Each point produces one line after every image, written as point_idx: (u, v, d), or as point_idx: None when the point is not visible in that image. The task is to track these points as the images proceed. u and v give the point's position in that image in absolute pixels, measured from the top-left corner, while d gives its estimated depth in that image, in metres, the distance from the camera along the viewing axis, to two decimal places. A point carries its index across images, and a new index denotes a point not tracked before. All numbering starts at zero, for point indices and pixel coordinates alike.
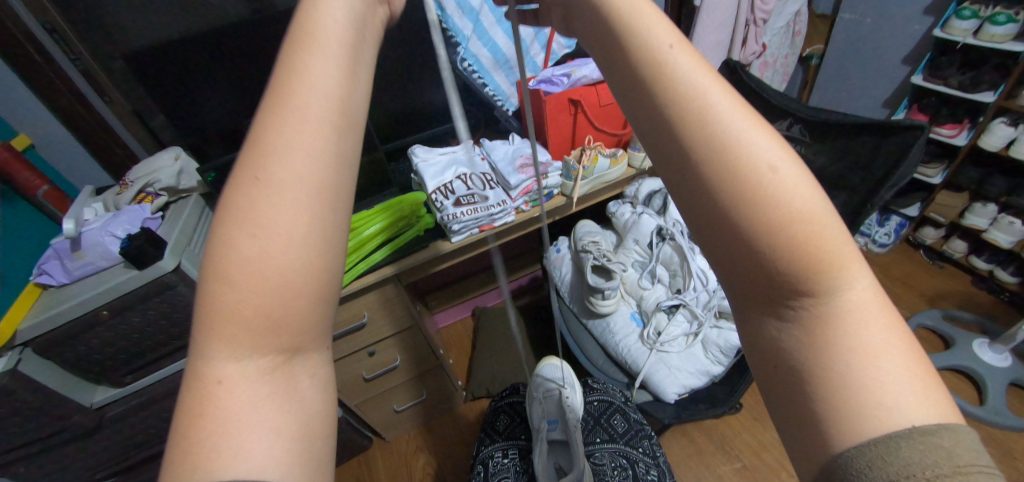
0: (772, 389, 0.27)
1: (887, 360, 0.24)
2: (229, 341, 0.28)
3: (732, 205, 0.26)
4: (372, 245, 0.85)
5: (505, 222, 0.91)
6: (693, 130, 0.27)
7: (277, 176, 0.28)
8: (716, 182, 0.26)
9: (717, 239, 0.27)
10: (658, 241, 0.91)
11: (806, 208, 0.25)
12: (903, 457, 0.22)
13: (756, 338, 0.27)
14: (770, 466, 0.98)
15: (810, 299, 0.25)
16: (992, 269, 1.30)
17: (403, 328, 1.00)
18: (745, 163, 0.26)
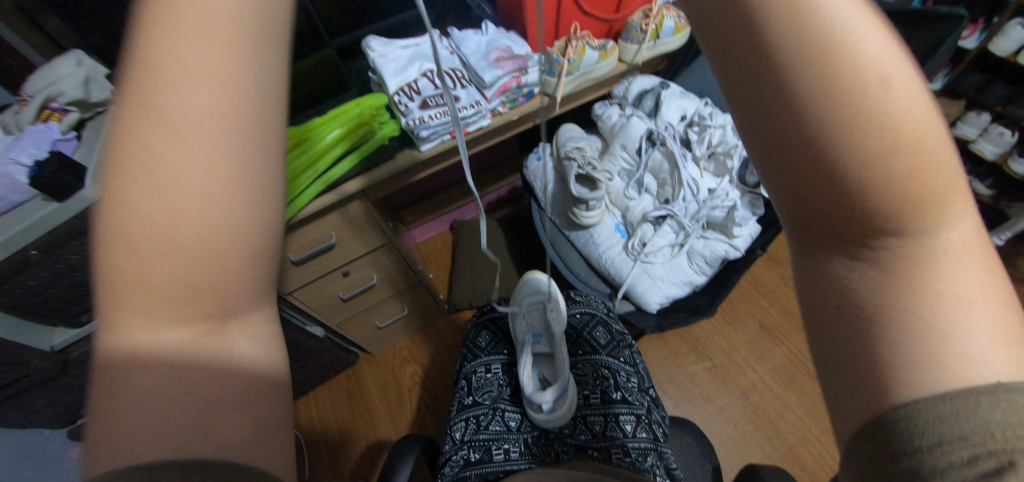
0: (831, 333, 0.24)
1: (981, 310, 0.22)
2: (137, 309, 0.22)
3: (824, 121, 0.22)
4: (330, 157, 0.74)
5: (480, 127, 0.80)
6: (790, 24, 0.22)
7: (178, 88, 0.22)
8: (810, 94, 0.22)
9: (792, 160, 0.23)
10: (647, 147, 0.85)
11: (912, 129, 0.21)
12: (980, 414, 0.20)
13: (820, 276, 0.25)
14: (737, 363, 1.05)
15: (897, 239, 0.22)
16: (969, 182, 1.25)
17: (377, 246, 0.94)
18: (857, 78, 0.21)
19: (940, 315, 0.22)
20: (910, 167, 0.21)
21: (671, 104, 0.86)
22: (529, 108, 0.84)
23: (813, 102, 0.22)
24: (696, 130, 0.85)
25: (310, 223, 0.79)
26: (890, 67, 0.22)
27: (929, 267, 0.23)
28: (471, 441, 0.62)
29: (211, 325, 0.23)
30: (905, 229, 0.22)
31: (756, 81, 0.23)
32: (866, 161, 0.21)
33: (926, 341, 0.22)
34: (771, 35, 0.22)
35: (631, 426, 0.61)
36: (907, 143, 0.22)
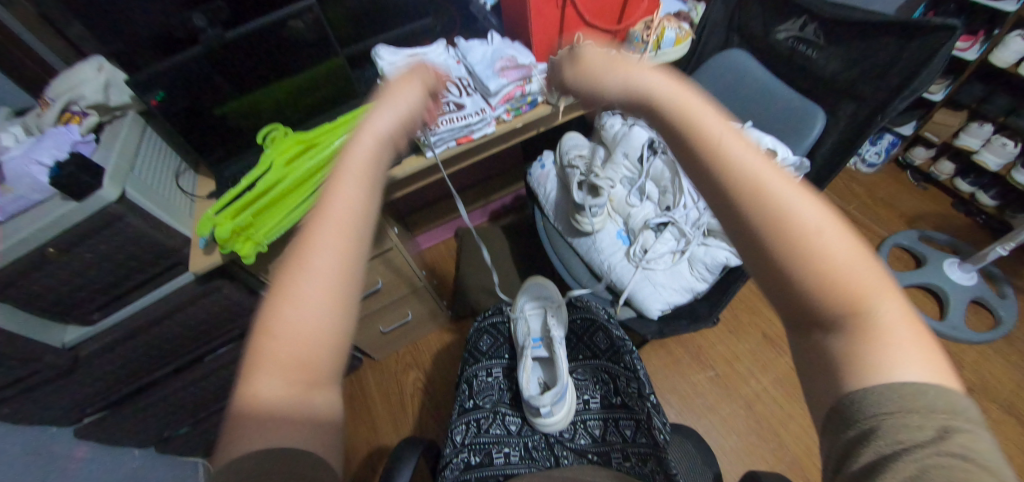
0: (805, 371, 0.32)
1: (904, 346, 0.28)
2: (275, 379, 0.33)
3: (783, 249, 0.30)
4: (336, 162, 0.76)
5: (484, 134, 0.81)
6: (782, 204, 0.30)
7: (320, 264, 0.35)
8: (761, 225, 0.31)
9: (759, 267, 0.32)
10: (649, 155, 0.86)
11: (846, 258, 0.29)
12: (925, 400, 0.26)
13: (797, 337, 0.32)
14: (742, 374, 1.04)
15: (836, 331, 0.29)
16: (973, 192, 1.25)
17: (382, 251, 0.95)
18: (790, 222, 0.30)
19: (860, 350, 0.28)
20: (759, 216, 0.30)
21: None
22: (532, 116, 0.85)
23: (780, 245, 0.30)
24: None
25: None
26: (820, 223, 0.30)
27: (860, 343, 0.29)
28: (472, 444, 0.62)
29: (313, 390, 0.33)
30: (838, 286, 0.29)
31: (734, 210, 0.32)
32: (816, 280, 0.29)
33: (854, 375, 0.28)
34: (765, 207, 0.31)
35: (631, 431, 0.62)
36: (836, 264, 0.29)
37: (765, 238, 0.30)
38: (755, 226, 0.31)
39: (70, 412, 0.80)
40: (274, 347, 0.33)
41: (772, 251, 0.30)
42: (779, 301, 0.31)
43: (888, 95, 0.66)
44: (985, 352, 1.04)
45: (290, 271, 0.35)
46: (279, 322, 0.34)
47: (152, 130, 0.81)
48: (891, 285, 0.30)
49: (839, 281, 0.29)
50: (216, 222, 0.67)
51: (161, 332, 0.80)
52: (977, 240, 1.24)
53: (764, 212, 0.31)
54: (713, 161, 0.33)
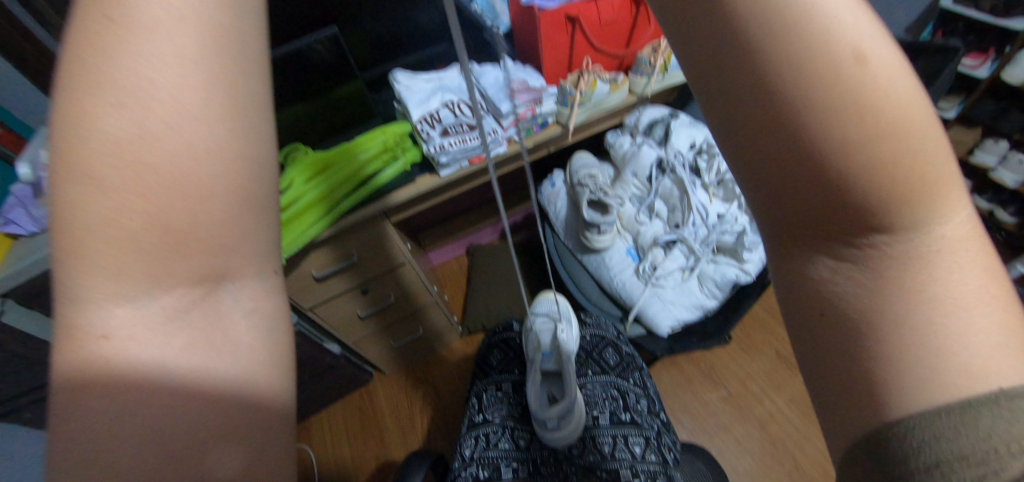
0: (820, 351, 0.24)
1: (960, 274, 0.22)
2: (106, 254, 0.21)
3: (796, 85, 0.21)
4: (356, 180, 0.80)
5: (497, 153, 0.85)
6: (795, 28, 0.21)
7: (143, 13, 0.22)
8: (773, 47, 0.21)
9: (761, 125, 0.22)
10: (658, 174, 0.88)
11: (895, 92, 0.21)
12: (983, 428, 0.19)
13: (798, 280, 0.25)
14: (756, 393, 1.03)
15: (881, 235, 0.22)
16: (992, 209, 1.23)
17: (396, 266, 0.98)
18: (813, 21, 0.21)
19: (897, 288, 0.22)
20: (773, 51, 0.21)
21: (681, 133, 0.88)
22: (542, 137, 0.88)
23: (801, 70, 0.21)
24: (705, 158, 0.86)
25: (334, 244, 0.84)
26: (848, 16, 0.21)
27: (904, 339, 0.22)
28: (480, 458, 0.62)
29: (200, 283, 0.23)
30: (877, 136, 0.20)
31: (729, 46, 0.22)
32: (840, 120, 0.20)
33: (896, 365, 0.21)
34: (746, 24, 0.21)
35: (639, 448, 0.61)
36: (878, 97, 0.20)
37: (766, 58, 0.21)
38: (756, 34, 0.21)
39: None
40: (104, 196, 0.21)
41: (800, 78, 0.21)
42: (796, 170, 0.22)
43: None
44: None
45: (93, 50, 0.21)
46: (95, 152, 0.21)
47: None
48: (950, 179, 0.22)
49: (877, 123, 0.20)
50: None
51: None
52: (999, 258, 1.21)
53: (774, 13, 0.21)
54: None
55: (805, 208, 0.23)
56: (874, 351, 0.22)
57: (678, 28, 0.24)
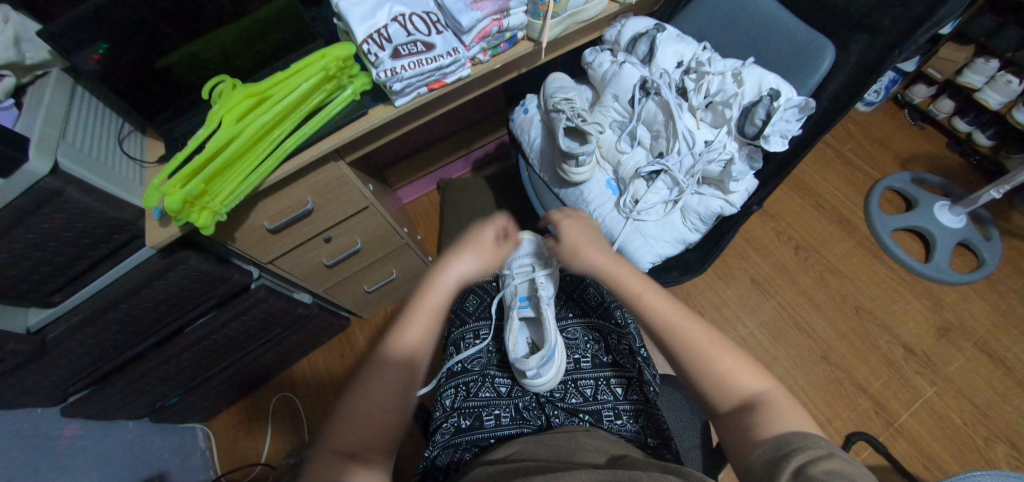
0: (732, 441, 0.42)
1: (788, 413, 0.41)
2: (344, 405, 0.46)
3: (691, 357, 0.47)
4: (298, 115, 0.69)
5: (459, 77, 0.74)
6: (682, 346, 0.48)
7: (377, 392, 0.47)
8: (680, 353, 0.48)
9: (684, 361, 0.48)
10: (641, 96, 0.78)
11: (742, 383, 0.44)
12: (802, 439, 0.35)
13: (725, 429, 0.43)
14: (728, 318, 1.08)
15: (740, 405, 0.43)
16: (970, 132, 1.20)
17: (358, 210, 0.89)
18: (695, 342, 0.48)
19: (753, 409, 0.42)
20: (677, 339, 0.49)
21: (668, 48, 0.78)
22: (512, 55, 0.77)
23: (694, 341, 0.48)
24: (693, 77, 0.77)
25: (282, 190, 0.75)
26: (712, 351, 0.47)
27: (735, 389, 0.44)
28: (461, 408, 0.62)
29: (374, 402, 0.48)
30: (723, 369, 0.45)
31: (671, 343, 0.49)
32: (711, 363, 0.46)
33: (749, 424, 0.40)
34: (679, 345, 0.48)
35: (621, 388, 0.62)
36: (726, 370, 0.45)
37: (678, 338, 0.49)
38: (679, 346, 0.48)
39: (54, 390, 0.79)
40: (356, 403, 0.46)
41: (691, 355, 0.47)
42: (698, 368, 0.47)
43: (906, 27, 0.59)
44: (964, 290, 1.07)
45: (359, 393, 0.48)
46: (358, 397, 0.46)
47: (82, 88, 0.72)
48: (780, 390, 0.44)
49: (723, 371, 0.45)
50: (163, 192, 0.61)
51: (131, 310, 0.76)
52: (968, 180, 1.22)
53: (684, 338, 0.49)
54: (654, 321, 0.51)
55: (707, 367, 0.46)
56: (745, 426, 0.41)
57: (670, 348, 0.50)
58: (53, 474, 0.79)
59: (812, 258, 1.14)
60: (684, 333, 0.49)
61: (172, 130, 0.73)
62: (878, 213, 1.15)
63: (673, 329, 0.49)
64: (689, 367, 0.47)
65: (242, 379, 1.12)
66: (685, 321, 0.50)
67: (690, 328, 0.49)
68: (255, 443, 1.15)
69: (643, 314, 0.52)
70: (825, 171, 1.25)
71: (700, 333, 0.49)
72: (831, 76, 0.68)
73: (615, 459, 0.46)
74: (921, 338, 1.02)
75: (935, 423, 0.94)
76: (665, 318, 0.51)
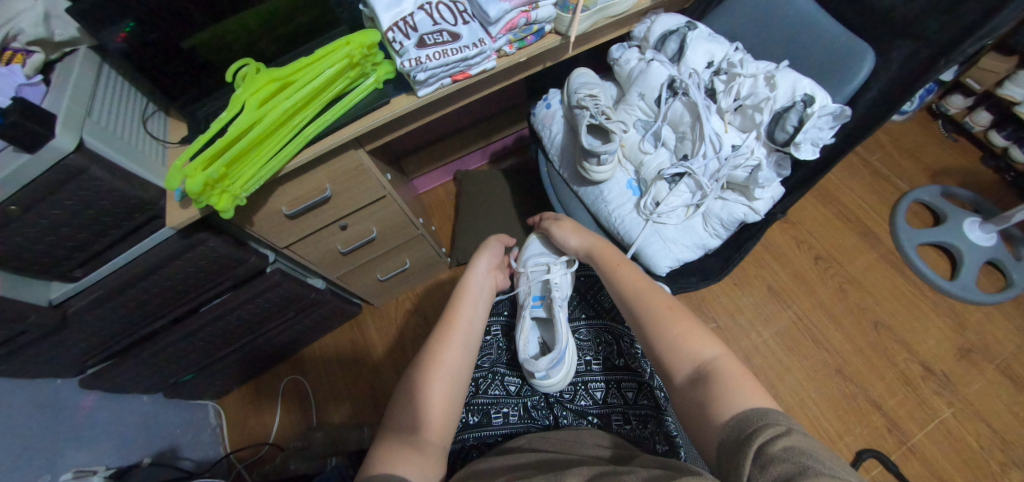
0: (690, 415, 0.43)
1: (740, 380, 0.41)
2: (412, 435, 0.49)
3: (652, 336, 0.50)
4: (320, 102, 0.68)
5: (484, 70, 0.72)
6: (645, 325, 0.52)
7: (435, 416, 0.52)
8: (645, 331, 0.51)
9: (648, 340, 0.51)
10: (668, 96, 0.76)
11: (700, 354, 0.46)
12: (761, 416, 0.35)
13: (684, 400, 0.44)
14: (742, 326, 1.07)
15: (697, 374, 0.44)
16: (1007, 147, 1.15)
17: (375, 199, 0.89)
18: (654, 319, 0.51)
19: (706, 376, 0.43)
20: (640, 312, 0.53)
21: (698, 47, 0.76)
22: (538, 49, 0.75)
23: (653, 318, 0.51)
24: (723, 78, 0.75)
25: (301, 177, 0.75)
26: (676, 325, 0.49)
27: (688, 355, 0.46)
28: (470, 405, 0.62)
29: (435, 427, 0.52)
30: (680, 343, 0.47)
31: (636, 326, 0.53)
32: (672, 339, 0.48)
33: (702, 390, 0.42)
34: (643, 324, 0.52)
35: (633, 393, 0.61)
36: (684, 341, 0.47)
37: (642, 320, 0.52)
38: (641, 324, 0.52)
39: (74, 362, 0.81)
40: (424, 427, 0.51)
41: (653, 331, 0.50)
42: (661, 347, 0.49)
43: (955, 36, 0.57)
44: (989, 311, 1.04)
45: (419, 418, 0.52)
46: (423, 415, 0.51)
47: (109, 67, 0.72)
48: (724, 348, 0.46)
49: (678, 343, 0.47)
50: (184, 174, 0.61)
51: (150, 287, 0.77)
52: (1000, 198, 1.18)
53: (645, 317, 0.52)
54: (623, 294, 0.57)
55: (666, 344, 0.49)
56: (701, 399, 0.42)
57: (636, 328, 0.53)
58: (71, 443, 0.81)
59: (832, 269, 1.11)
60: (647, 302, 0.53)
61: (195, 111, 0.73)
62: (903, 227, 1.12)
63: (636, 300, 0.54)
64: (647, 331, 0.51)
65: (253, 359, 1.14)
66: (642, 296, 0.54)
67: (648, 301, 0.53)
68: (264, 422, 1.17)
69: (610, 280, 0.60)
70: (851, 181, 1.22)
71: (653, 305, 0.52)
72: (870, 84, 0.66)
73: (617, 454, 0.48)
74: (941, 357, 1.00)
75: (950, 444, 0.92)
76: (632, 289, 0.57)
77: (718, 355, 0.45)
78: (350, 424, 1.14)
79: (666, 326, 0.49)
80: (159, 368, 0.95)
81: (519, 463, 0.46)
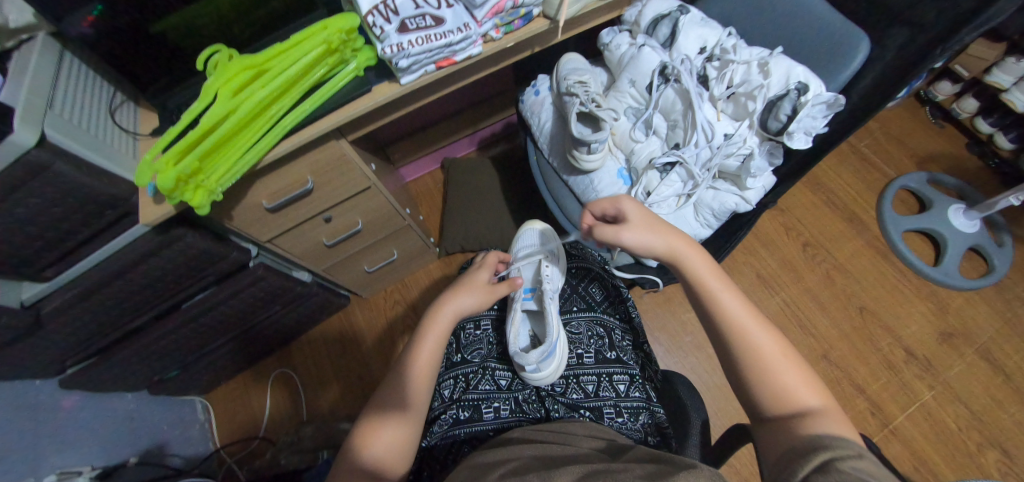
0: (771, 454, 0.41)
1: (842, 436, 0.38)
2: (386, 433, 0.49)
3: (746, 367, 0.44)
4: (299, 89, 0.65)
5: (469, 56, 0.69)
6: (738, 349, 0.45)
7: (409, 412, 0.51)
8: (737, 357, 0.45)
9: (737, 366, 0.45)
10: (660, 82, 0.74)
11: (798, 398, 0.42)
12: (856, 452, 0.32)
13: (770, 437, 0.42)
14: None
15: (792, 419, 0.41)
16: (992, 134, 1.16)
17: (360, 190, 0.86)
18: (748, 347, 0.45)
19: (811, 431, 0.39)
20: (736, 336, 0.46)
21: (690, 32, 0.75)
22: (526, 34, 0.72)
23: (751, 345, 0.45)
24: (716, 64, 0.73)
25: (281, 168, 0.72)
26: (772, 361, 0.44)
27: (787, 401, 0.42)
28: (460, 400, 0.61)
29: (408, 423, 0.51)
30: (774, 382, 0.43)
31: (725, 347, 0.47)
32: (766, 376, 0.43)
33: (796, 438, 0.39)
34: (733, 349, 0.46)
35: (624, 385, 0.61)
36: (780, 380, 0.43)
37: (733, 344, 0.46)
38: (735, 348, 0.46)
39: (52, 363, 0.78)
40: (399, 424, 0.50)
41: (748, 359, 0.45)
42: (753, 379, 0.44)
43: (952, 24, 0.56)
44: (970, 295, 1.06)
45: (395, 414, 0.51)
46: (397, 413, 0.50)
47: (70, 55, 0.68)
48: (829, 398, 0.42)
49: (773, 381, 0.43)
50: (156, 168, 0.58)
51: (127, 286, 0.75)
52: (984, 184, 1.20)
53: (738, 342, 0.46)
54: (714, 307, 0.48)
55: (761, 378, 0.44)
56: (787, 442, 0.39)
57: (722, 348, 0.47)
58: (54, 445, 0.79)
59: (819, 256, 1.12)
60: (753, 343, 0.45)
61: (166, 100, 0.69)
62: (890, 213, 1.13)
63: (738, 328, 0.46)
64: (755, 382, 0.44)
65: (240, 354, 1.12)
66: (739, 318, 0.47)
67: (747, 328, 0.46)
68: (254, 416, 1.16)
69: (713, 313, 0.48)
70: (840, 167, 1.22)
71: (751, 332, 0.46)
72: (864, 72, 0.65)
73: (612, 446, 0.47)
74: (922, 342, 1.02)
75: (929, 426, 0.95)
76: (735, 321, 0.47)
77: (822, 407, 0.41)
78: (342, 416, 1.13)
79: (779, 375, 0.43)
80: (142, 367, 0.93)
81: (521, 452, 0.45)
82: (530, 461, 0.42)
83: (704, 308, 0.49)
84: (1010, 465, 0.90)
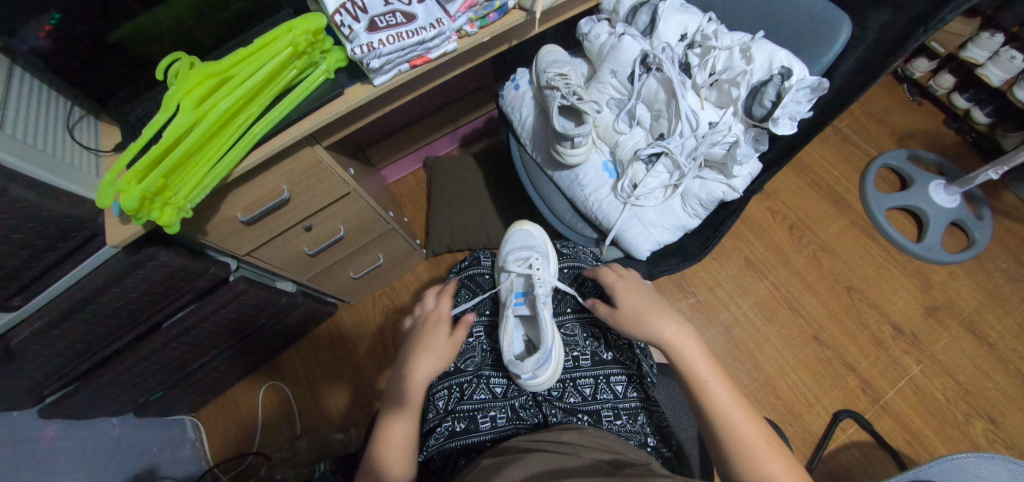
0: None
1: None
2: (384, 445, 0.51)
3: (736, 458, 0.45)
4: (267, 96, 0.62)
5: (445, 52, 0.66)
6: (728, 436, 0.46)
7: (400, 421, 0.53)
8: (726, 446, 0.46)
9: (726, 456, 0.46)
10: (641, 72, 0.73)
11: None
12: None
13: None
14: (722, 299, 1.09)
15: None
16: (969, 109, 1.17)
17: (340, 197, 0.83)
18: (738, 439, 0.45)
19: None
20: (725, 424, 0.47)
21: (670, 19, 0.73)
22: (503, 27, 0.69)
23: (742, 435, 0.46)
24: (698, 51, 0.72)
25: (254, 180, 0.69)
26: (760, 454, 0.44)
27: None
28: (455, 412, 0.60)
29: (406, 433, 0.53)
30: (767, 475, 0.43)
31: (714, 433, 0.47)
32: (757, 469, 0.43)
33: None
34: (723, 436, 0.46)
35: (621, 387, 0.61)
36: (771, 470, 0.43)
37: (722, 432, 0.47)
38: (724, 435, 0.46)
39: (29, 394, 0.75)
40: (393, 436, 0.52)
41: (736, 449, 0.45)
42: (744, 470, 0.44)
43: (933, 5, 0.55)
44: (952, 269, 1.08)
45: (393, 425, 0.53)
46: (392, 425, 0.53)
47: (20, 69, 0.64)
48: None
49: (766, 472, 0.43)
50: (117, 188, 0.55)
51: (101, 310, 0.71)
52: (963, 159, 1.21)
53: (728, 430, 0.46)
54: (702, 395, 0.49)
55: (752, 470, 0.43)
56: None
57: (711, 435, 0.48)
58: (40, 477, 0.76)
59: (805, 237, 1.13)
60: (738, 431, 0.46)
61: (126, 113, 0.66)
62: (873, 191, 1.13)
63: (726, 419, 0.47)
64: (743, 472, 0.44)
65: (228, 369, 1.09)
66: (726, 409, 0.48)
67: (734, 418, 0.47)
68: (247, 431, 1.14)
69: (701, 399, 0.49)
70: (822, 148, 1.22)
71: (737, 422, 0.47)
72: (847, 54, 0.64)
73: (617, 459, 0.46)
74: (909, 317, 1.04)
75: (918, 399, 0.97)
76: (721, 409, 0.48)
77: None
78: (337, 426, 1.12)
79: (765, 467, 0.43)
80: (125, 391, 0.90)
81: (527, 465, 0.43)
82: (532, 472, 0.41)
83: (695, 397, 0.50)
84: (997, 432, 0.93)
